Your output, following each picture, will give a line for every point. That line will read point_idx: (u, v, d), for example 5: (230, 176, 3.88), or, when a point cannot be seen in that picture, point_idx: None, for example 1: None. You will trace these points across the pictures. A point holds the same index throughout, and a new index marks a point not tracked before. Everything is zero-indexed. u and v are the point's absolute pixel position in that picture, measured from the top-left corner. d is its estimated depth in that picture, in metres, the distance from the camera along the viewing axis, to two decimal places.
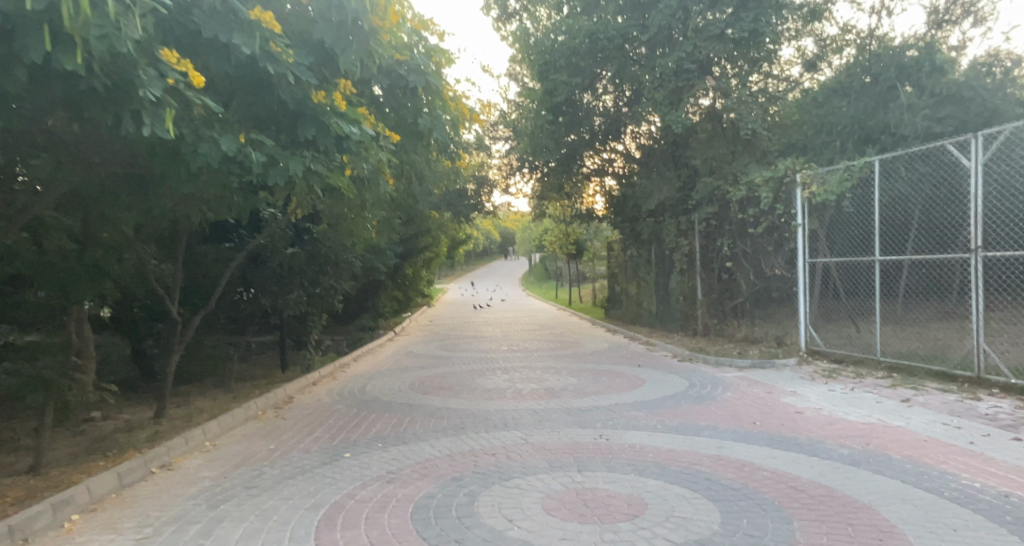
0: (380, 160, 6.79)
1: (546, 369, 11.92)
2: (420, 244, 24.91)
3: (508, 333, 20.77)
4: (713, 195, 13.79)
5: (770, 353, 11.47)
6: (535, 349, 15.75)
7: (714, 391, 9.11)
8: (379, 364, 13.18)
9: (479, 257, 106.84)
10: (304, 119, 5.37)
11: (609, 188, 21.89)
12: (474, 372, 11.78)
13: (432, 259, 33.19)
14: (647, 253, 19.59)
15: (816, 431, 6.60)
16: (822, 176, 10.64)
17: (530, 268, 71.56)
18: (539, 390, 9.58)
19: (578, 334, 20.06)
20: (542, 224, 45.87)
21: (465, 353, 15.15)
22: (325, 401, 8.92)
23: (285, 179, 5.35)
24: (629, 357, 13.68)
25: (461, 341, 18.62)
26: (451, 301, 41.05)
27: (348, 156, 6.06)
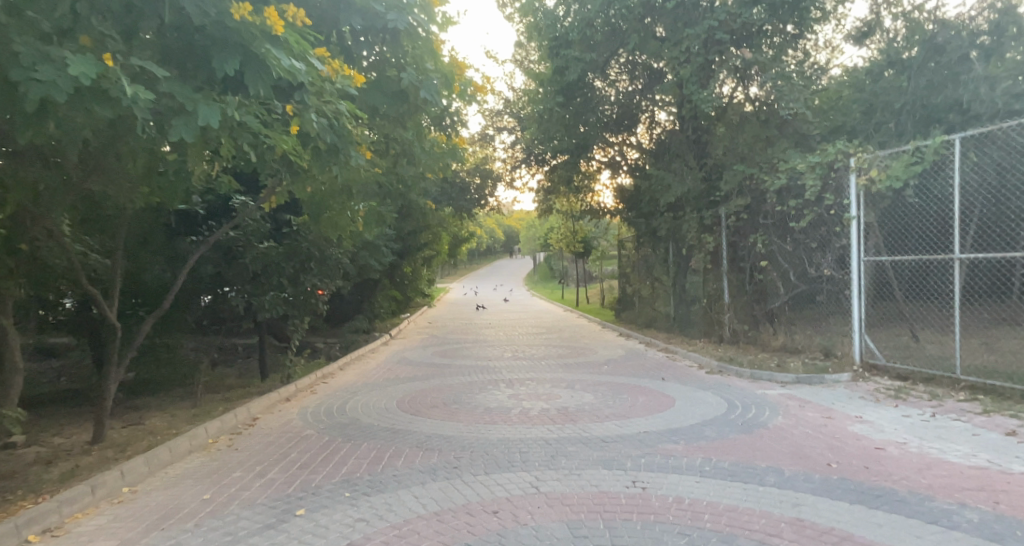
0: (343, 113, 5.39)
1: (556, 381, 10.45)
2: (419, 240, 23.49)
3: (512, 337, 19.34)
4: (743, 186, 12.31)
5: (816, 366, 9.96)
6: (545, 357, 14.23)
7: (762, 415, 7.60)
8: (370, 374, 11.72)
9: (483, 257, 105.31)
10: (226, 46, 4.54)
11: (621, 181, 20.45)
12: (477, 385, 10.36)
13: (433, 257, 31.75)
14: (665, 251, 18.07)
15: (914, 478, 5.12)
16: (882, 160, 9.15)
17: (535, 268, 70.31)
18: (552, 411, 8.10)
19: (588, 338, 18.54)
20: (548, 221, 44.44)
21: (466, 361, 13.70)
22: (295, 425, 7.44)
23: (192, 134, 4.39)
24: (649, 367, 12.17)
25: (462, 346, 17.09)
26: (452, 301, 39.70)
27: (293, 105, 5.12)
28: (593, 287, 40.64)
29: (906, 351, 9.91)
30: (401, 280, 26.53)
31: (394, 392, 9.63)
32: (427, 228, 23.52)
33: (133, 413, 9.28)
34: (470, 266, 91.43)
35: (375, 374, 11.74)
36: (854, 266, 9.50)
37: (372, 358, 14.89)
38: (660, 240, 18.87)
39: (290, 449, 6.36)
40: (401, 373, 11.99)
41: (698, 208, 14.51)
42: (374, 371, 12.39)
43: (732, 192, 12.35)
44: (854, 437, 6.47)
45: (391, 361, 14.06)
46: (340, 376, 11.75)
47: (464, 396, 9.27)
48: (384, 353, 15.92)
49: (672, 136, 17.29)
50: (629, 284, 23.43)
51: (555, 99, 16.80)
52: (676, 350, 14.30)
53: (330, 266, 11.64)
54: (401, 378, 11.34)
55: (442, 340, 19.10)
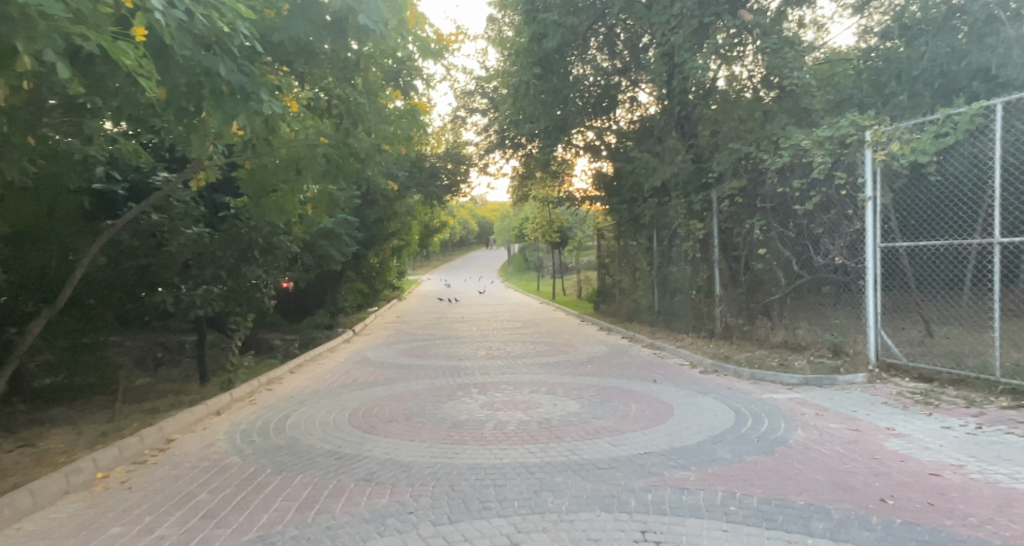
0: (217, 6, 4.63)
1: (534, 386, 9.23)
2: (386, 229, 22.16)
3: (485, 332, 18.10)
4: (738, 166, 11.22)
5: (825, 365, 8.87)
6: (520, 356, 13.01)
7: (776, 428, 6.45)
8: (323, 379, 10.35)
9: (456, 248, 103.76)
10: None
11: (601, 166, 19.33)
12: (444, 391, 9.09)
13: (402, 247, 30.40)
14: (648, 240, 16.97)
15: (999, 521, 3.98)
16: (904, 132, 8.02)
17: (508, 260, 69.12)
18: (529, 427, 6.86)
19: (567, 333, 17.38)
20: (524, 212, 43.24)
21: (434, 361, 12.38)
22: (217, 450, 6.12)
23: None
24: (635, 367, 11.02)
25: (431, 343, 15.77)
26: (423, 294, 38.32)
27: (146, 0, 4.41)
28: (569, 280, 39.56)
29: (923, 349, 8.88)
30: (366, 272, 25.18)
31: (347, 402, 8.35)
32: (394, 216, 22.18)
33: (34, 432, 7.85)
34: (443, 258, 89.89)
35: (329, 379, 10.39)
36: (869, 254, 8.40)
37: (331, 358, 13.50)
38: (643, 228, 17.76)
39: (196, 485, 5.07)
40: (358, 377, 10.66)
41: (686, 192, 13.41)
42: (328, 374, 11.04)
43: (725, 173, 11.25)
44: (898, 458, 5.33)
45: (350, 362, 12.69)
46: (290, 380, 10.41)
47: (428, 407, 8.01)
48: (346, 352, 14.56)
49: (656, 117, 16.16)
50: (610, 276, 22.27)
51: (532, 72, 15.62)
52: (662, 346, 13.23)
53: (276, 255, 10.24)
54: (359, 382, 10.04)
55: (410, 336, 17.78)
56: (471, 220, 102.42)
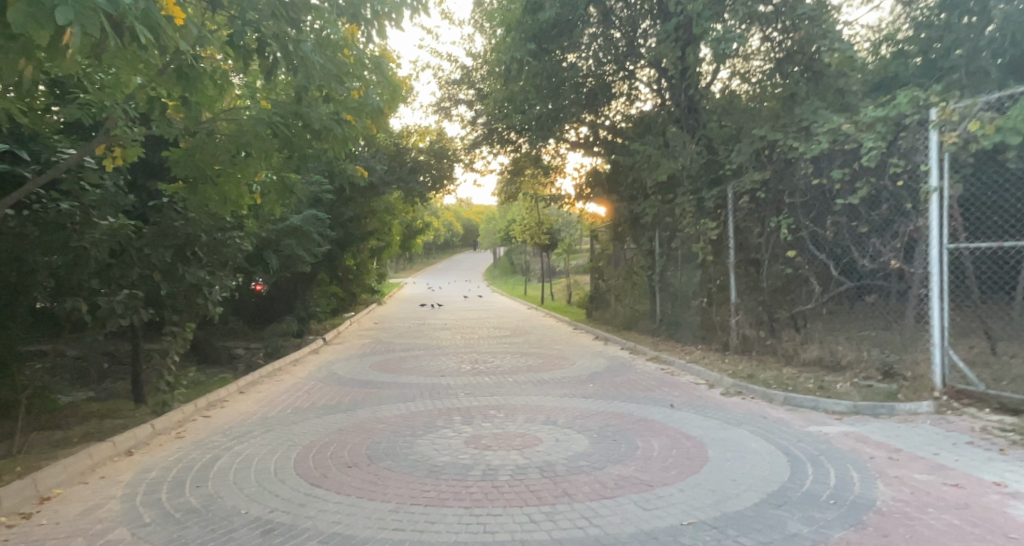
0: None
1: (528, 415, 7.67)
2: (362, 228, 20.62)
3: (469, 342, 16.56)
4: (761, 157, 9.82)
5: (878, 389, 7.44)
6: (509, 371, 11.51)
7: (847, 481, 4.97)
8: (277, 404, 8.70)
9: (440, 251, 102.13)
10: None
11: (596, 162, 17.91)
12: (418, 421, 7.58)
13: (382, 248, 28.86)
14: (648, 242, 15.56)
15: None
16: (980, 110, 6.62)
17: (494, 263, 67.54)
18: (525, 477, 5.35)
19: (559, 344, 15.89)
20: (511, 214, 41.74)
21: (412, 379, 10.77)
22: (102, 519, 4.60)
23: None
24: (642, 387, 9.57)
25: (409, 355, 14.23)
26: (407, 297, 36.69)
27: None
28: (557, 283, 38.14)
29: (990, 372, 7.51)
30: (341, 274, 23.61)
31: (296, 440, 6.80)
32: (372, 214, 20.65)
33: None
34: (427, 261, 88.25)
35: (285, 403, 8.76)
36: (932, 258, 7.01)
37: (293, 372, 11.93)
38: (644, 228, 16.37)
39: None
40: (318, 399, 9.11)
41: (696, 188, 12.03)
42: (283, 396, 9.48)
43: (745, 163, 9.86)
44: None
45: (312, 378, 11.14)
46: (237, 404, 8.82)
47: (397, 445, 6.48)
48: (312, 364, 12.99)
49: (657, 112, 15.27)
50: (604, 280, 20.86)
51: (527, 50, 14.21)
52: (668, 361, 11.82)
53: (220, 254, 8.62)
54: (317, 407, 8.50)
55: (386, 346, 16.23)
56: (455, 222, 100.78)
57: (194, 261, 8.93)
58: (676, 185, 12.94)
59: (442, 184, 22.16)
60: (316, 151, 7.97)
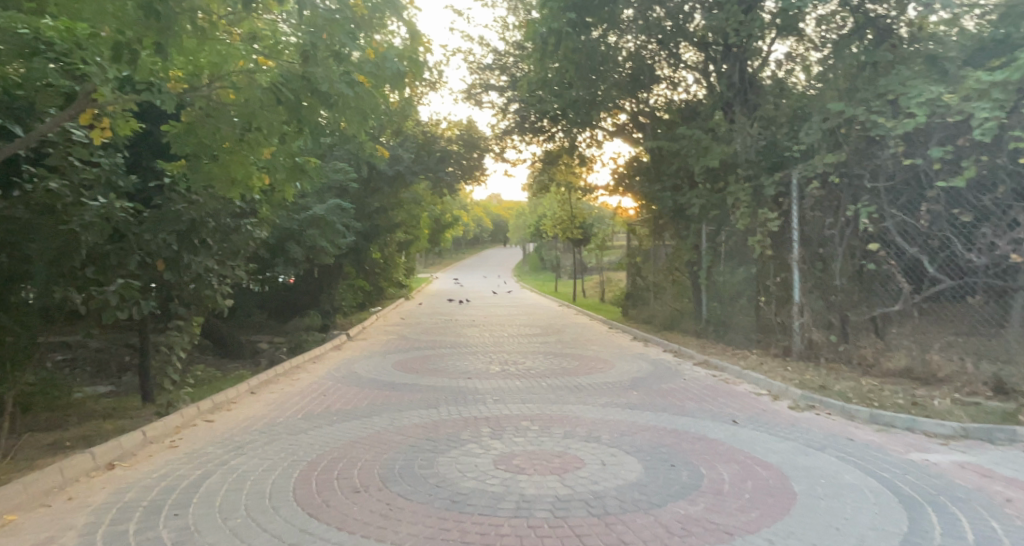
0: None
1: (568, 429, 6.66)
2: (390, 219, 19.90)
3: (498, 341, 15.62)
4: (833, 138, 8.67)
5: (987, 410, 6.27)
6: (544, 374, 10.52)
7: (989, 537, 3.86)
8: (288, 409, 7.84)
9: (470, 247, 101.59)
10: None
11: (637, 150, 16.84)
12: (441, 432, 6.64)
13: (411, 242, 28.17)
14: (693, 236, 14.46)
15: None
16: None
17: (524, 259, 66.55)
18: (571, 513, 4.35)
19: (595, 344, 14.85)
20: (542, 208, 40.71)
21: (437, 382, 9.83)
22: None
23: None
24: (696, 396, 8.49)
25: (435, 354, 13.36)
26: (434, 292, 35.98)
27: None
28: (589, 281, 37.04)
29: None
30: (368, 267, 22.94)
31: (303, 454, 5.91)
32: (400, 205, 19.92)
33: None
34: (456, 257, 87.69)
35: (297, 408, 7.91)
36: None
37: (310, 371, 11.10)
38: (689, 221, 15.27)
39: None
40: (332, 402, 8.24)
41: (753, 174, 10.89)
42: (296, 397, 8.63)
43: (816, 144, 8.71)
44: None
45: (329, 377, 10.30)
46: (245, 406, 8.00)
47: (415, 464, 5.53)
48: (332, 362, 12.17)
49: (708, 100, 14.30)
50: (642, 278, 19.75)
51: (567, 19, 13.35)
52: (720, 367, 10.70)
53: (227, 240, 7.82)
54: (331, 412, 7.62)
55: (412, 343, 15.41)
56: (486, 218, 100.12)
57: (201, 249, 8.09)
58: (728, 172, 11.79)
59: (472, 174, 21.28)
60: (333, 124, 7.11)
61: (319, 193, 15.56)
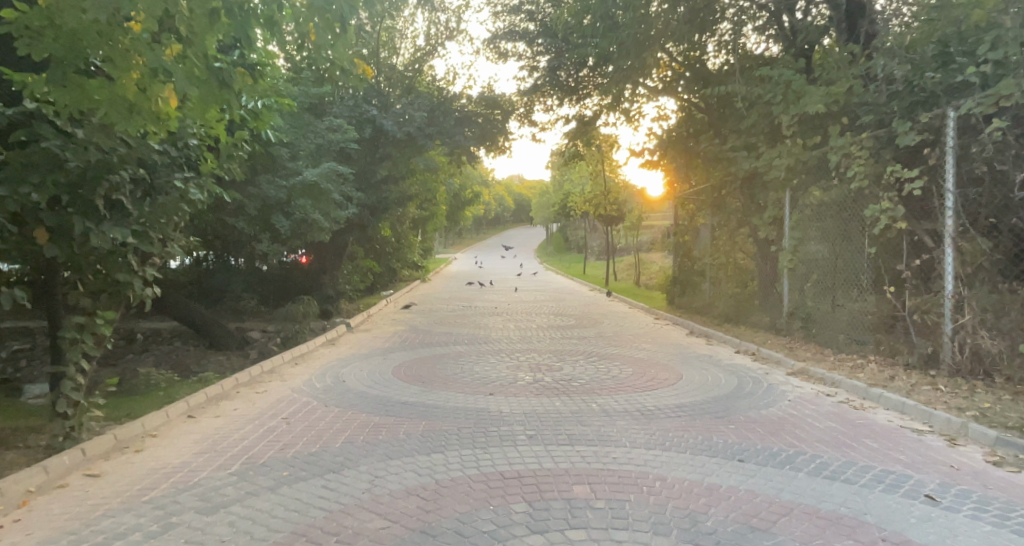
0: None
1: (663, 514, 4.02)
2: (402, 191, 17.38)
3: (527, 335, 13.00)
4: None
5: None
6: (595, 389, 7.92)
7: None
8: (225, 450, 5.28)
9: (491, 227, 98.94)
10: None
11: (683, 103, 14.11)
12: (448, 515, 4.02)
13: (427, 218, 25.72)
14: (771, 208, 11.74)
15: None
16: None
17: (548, 240, 63.78)
18: None
19: (645, 341, 12.16)
20: (569, 184, 37.90)
21: (451, 399, 7.22)
22: None
23: None
24: (828, 437, 5.79)
25: (449, 353, 10.79)
26: (453, 274, 33.43)
27: None
28: (620, 262, 34.33)
29: None
30: (378, 245, 20.49)
31: None
32: (413, 173, 17.47)
33: None
34: (476, 237, 85.30)
35: (240, 448, 5.34)
36: None
37: (288, 375, 8.52)
38: (765, 189, 12.54)
39: None
40: (295, 438, 5.64)
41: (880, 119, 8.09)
42: (248, 427, 6.03)
43: None
44: None
45: (305, 388, 7.70)
46: (167, 443, 5.43)
47: None
48: (320, 361, 9.60)
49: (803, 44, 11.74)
50: (693, 259, 17.07)
51: None
52: (836, 384, 7.99)
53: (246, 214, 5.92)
54: (289, 458, 5.05)
55: (423, 337, 12.84)
56: (507, 197, 97.39)
57: (102, 211, 5.51)
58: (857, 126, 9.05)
59: (496, 139, 18.64)
60: (317, 32, 5.15)
61: (313, 155, 13.09)
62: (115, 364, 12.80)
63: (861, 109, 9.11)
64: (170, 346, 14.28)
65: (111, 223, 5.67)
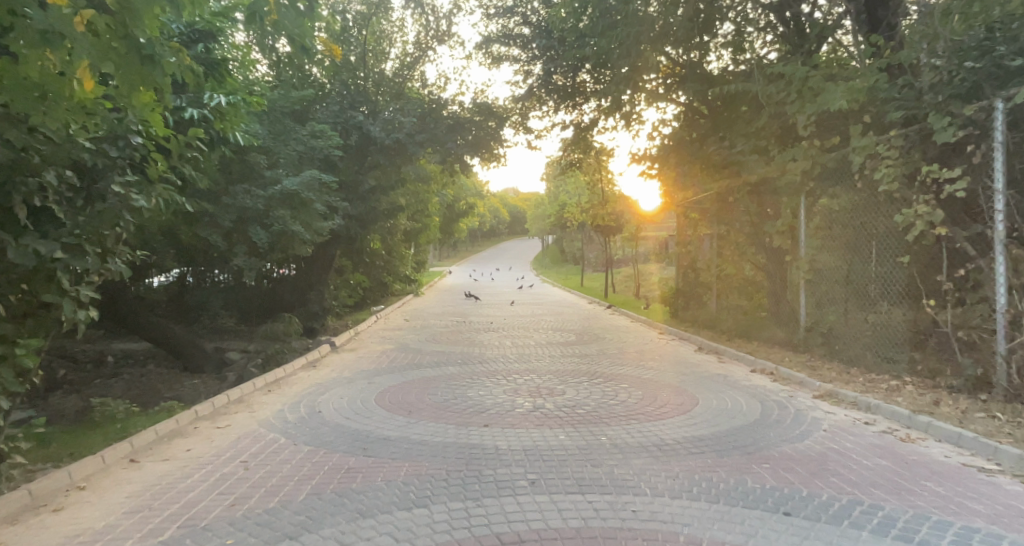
0: None
1: None
2: (391, 202, 16.55)
3: (524, 353, 12.13)
4: None
5: None
6: (603, 418, 7.07)
7: None
8: (163, 507, 4.39)
9: (486, 239, 98.15)
10: None
11: (683, 105, 13.44)
12: None
13: (419, 230, 24.88)
14: (785, 214, 10.95)
15: None
16: None
17: (543, 253, 62.92)
18: None
19: (652, 360, 11.29)
20: (566, 195, 37.12)
21: (439, 434, 6.33)
22: None
23: None
24: (881, 480, 4.92)
25: (441, 376, 9.90)
26: (446, 288, 32.53)
27: None
28: (618, 274, 33.52)
29: None
30: (366, 258, 19.61)
31: None
32: (403, 183, 16.67)
33: None
34: (471, 250, 84.44)
35: (182, 504, 4.45)
36: None
37: (258, 405, 7.59)
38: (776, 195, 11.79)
39: None
40: (251, 489, 4.74)
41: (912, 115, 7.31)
42: (199, 473, 5.14)
43: None
44: None
45: (275, 421, 6.77)
46: (95, 498, 4.53)
47: None
48: (297, 386, 8.67)
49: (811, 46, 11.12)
50: (697, 271, 16.26)
51: None
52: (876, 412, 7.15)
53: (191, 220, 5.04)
54: (240, 519, 4.16)
55: (414, 357, 11.95)
56: (502, 209, 96.70)
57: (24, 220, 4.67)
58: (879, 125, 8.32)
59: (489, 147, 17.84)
60: None
61: (295, 163, 12.26)
62: (80, 390, 11.85)
63: (886, 106, 8.34)
64: (142, 369, 13.30)
65: (35, 234, 4.84)
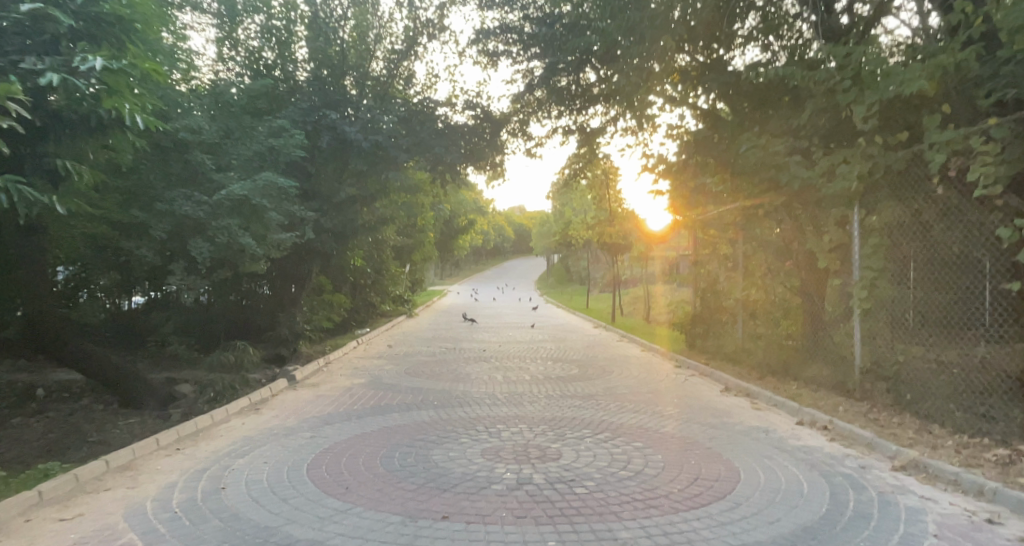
0: None
1: None
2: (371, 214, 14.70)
3: (518, 392, 10.17)
4: None
5: None
6: (614, 505, 5.09)
7: None
8: None
9: (491, 258, 96.43)
10: None
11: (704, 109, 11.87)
12: None
13: (412, 246, 23.03)
14: (833, 229, 9.02)
15: None
16: None
17: (549, 272, 61.08)
18: None
19: (672, 406, 9.31)
20: (571, 212, 35.27)
21: (373, 537, 4.36)
22: None
23: None
24: None
25: (410, 425, 7.96)
26: (444, 309, 30.57)
27: None
28: (627, 295, 31.51)
29: None
30: (348, 276, 17.74)
31: None
32: (386, 193, 14.86)
33: None
34: (474, 269, 82.71)
35: None
36: None
37: (145, 481, 5.62)
38: (818, 208, 9.99)
39: None
40: None
41: None
42: None
43: None
44: None
45: (149, 509, 4.81)
46: None
47: None
48: (218, 444, 6.72)
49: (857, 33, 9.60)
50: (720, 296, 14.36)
51: None
52: (994, 500, 5.14)
53: None
54: None
55: (384, 396, 9.99)
56: (508, 227, 95.04)
57: None
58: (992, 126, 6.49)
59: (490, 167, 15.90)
60: None
61: (249, 166, 10.45)
62: None
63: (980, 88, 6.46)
64: (74, 403, 11.36)
65: None
